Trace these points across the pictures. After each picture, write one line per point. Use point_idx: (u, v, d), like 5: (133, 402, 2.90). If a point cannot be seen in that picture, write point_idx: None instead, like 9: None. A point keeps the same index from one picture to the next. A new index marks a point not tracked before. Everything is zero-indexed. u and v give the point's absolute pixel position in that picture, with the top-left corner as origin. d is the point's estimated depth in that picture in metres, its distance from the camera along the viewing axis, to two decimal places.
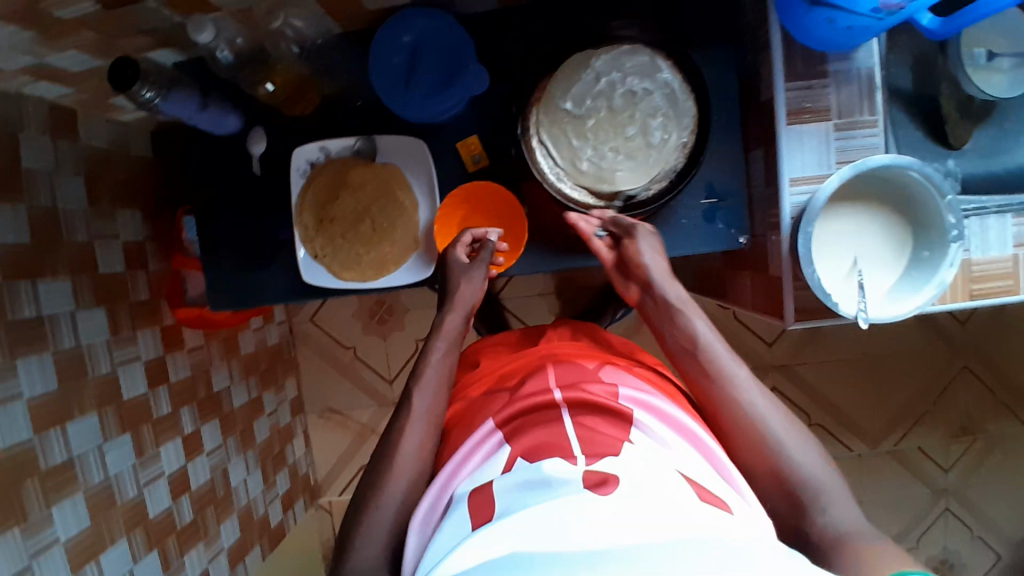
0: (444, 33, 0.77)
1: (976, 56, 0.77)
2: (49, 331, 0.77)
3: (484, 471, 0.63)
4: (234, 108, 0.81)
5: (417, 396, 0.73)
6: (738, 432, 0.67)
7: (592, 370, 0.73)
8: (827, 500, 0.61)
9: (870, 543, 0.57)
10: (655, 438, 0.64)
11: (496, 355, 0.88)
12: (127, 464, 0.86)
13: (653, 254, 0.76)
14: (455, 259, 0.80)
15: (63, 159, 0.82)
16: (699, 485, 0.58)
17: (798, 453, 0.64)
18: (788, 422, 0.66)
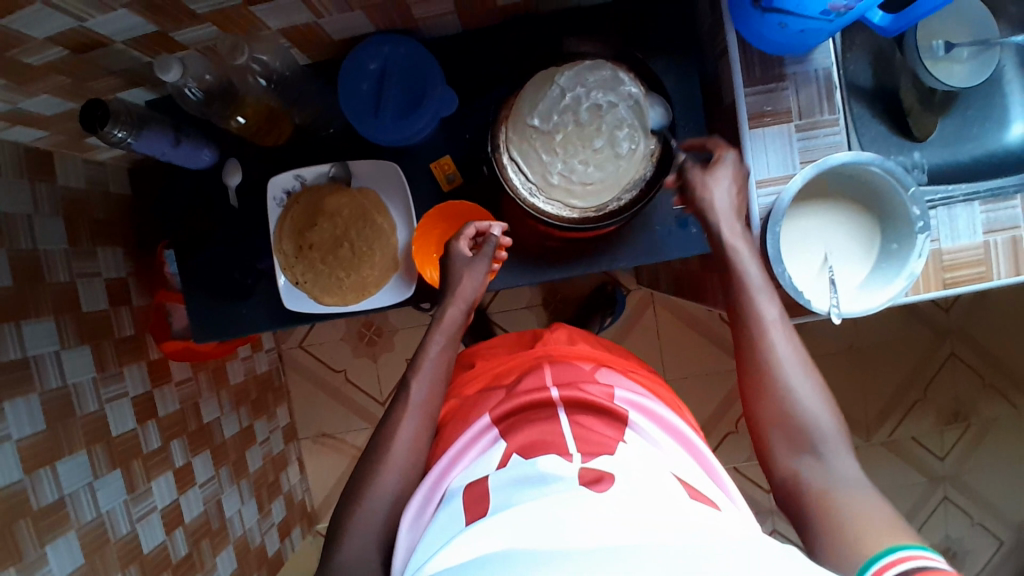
0: (411, 57, 0.79)
1: (934, 47, 0.79)
2: (34, 371, 0.77)
3: (478, 466, 0.65)
4: (208, 142, 0.83)
5: (414, 385, 0.75)
6: (760, 376, 0.69)
7: (588, 372, 0.77)
8: (826, 451, 0.64)
9: (857, 494, 0.60)
10: (649, 439, 0.68)
11: (493, 354, 0.88)
12: (119, 499, 0.86)
13: (730, 187, 0.73)
14: (456, 251, 0.79)
15: (42, 202, 0.83)
16: (691, 487, 0.60)
17: (813, 401, 0.66)
18: (808, 372, 0.68)
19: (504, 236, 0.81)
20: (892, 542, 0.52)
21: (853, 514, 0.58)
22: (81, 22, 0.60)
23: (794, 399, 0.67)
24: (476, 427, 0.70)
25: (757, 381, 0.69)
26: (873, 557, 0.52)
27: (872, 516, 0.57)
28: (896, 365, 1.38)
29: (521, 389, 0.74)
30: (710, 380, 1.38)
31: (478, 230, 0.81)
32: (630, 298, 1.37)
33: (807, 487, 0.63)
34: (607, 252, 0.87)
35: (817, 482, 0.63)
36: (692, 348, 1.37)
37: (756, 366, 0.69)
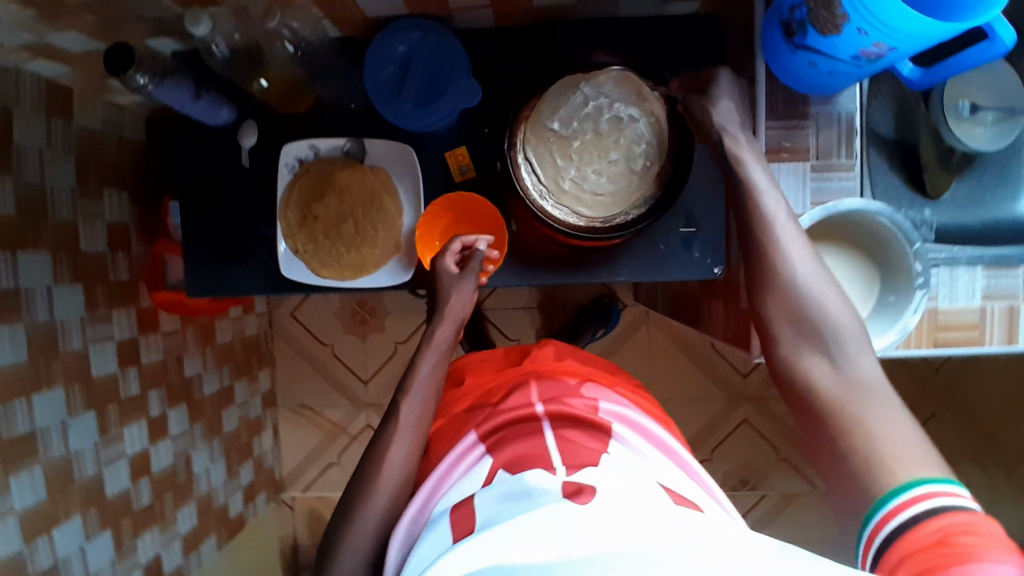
0: (439, 45, 0.79)
1: (959, 107, 0.80)
2: (24, 303, 0.77)
3: (465, 484, 0.66)
4: (228, 100, 0.83)
5: (406, 405, 0.74)
6: (780, 293, 0.66)
7: (573, 387, 0.79)
8: (841, 353, 0.63)
9: (871, 398, 0.60)
10: (634, 450, 0.69)
11: (480, 371, 0.90)
12: (90, 441, 0.86)
13: (730, 104, 0.74)
14: (444, 268, 0.79)
15: (57, 136, 0.83)
16: (675, 492, 0.61)
17: (835, 313, 0.65)
18: (823, 276, 0.67)
19: (491, 250, 0.82)
20: (915, 477, 0.54)
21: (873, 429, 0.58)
22: None
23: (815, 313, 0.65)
24: (462, 445, 0.72)
25: (776, 298, 0.67)
26: (898, 489, 0.54)
27: (895, 433, 0.58)
28: None
29: (505, 405, 0.76)
30: (692, 406, 1.38)
31: (464, 244, 0.81)
32: (625, 314, 1.37)
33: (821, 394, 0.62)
34: (606, 264, 0.87)
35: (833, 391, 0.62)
36: (679, 372, 1.38)
37: (775, 281, 0.67)
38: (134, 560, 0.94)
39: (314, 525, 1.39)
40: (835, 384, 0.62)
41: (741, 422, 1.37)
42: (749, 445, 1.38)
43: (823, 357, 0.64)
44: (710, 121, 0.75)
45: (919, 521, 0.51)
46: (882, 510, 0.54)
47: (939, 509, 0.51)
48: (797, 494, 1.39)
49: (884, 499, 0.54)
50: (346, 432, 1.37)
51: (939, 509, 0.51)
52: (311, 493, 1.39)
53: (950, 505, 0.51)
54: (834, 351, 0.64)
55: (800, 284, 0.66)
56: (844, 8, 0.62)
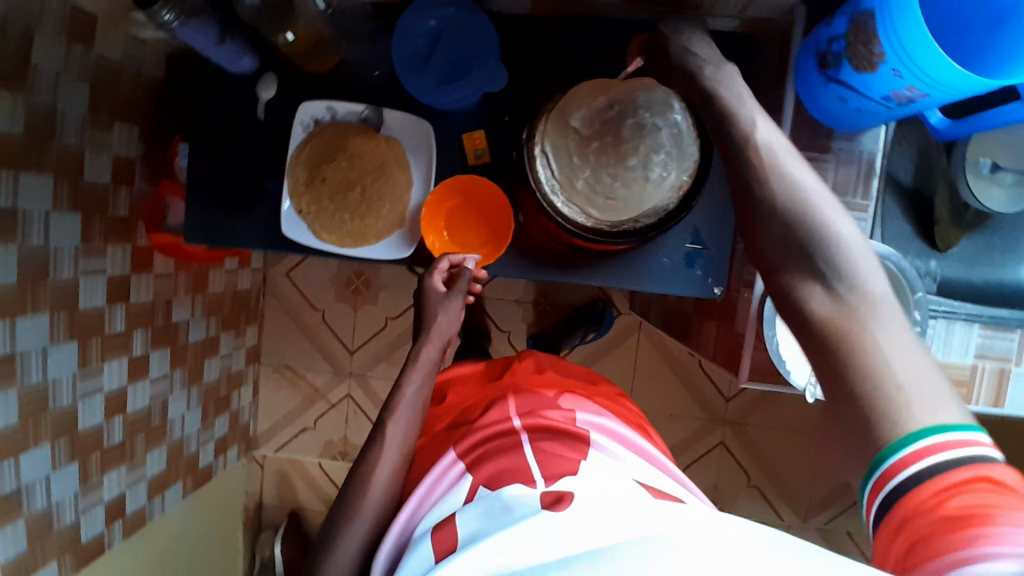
0: (470, 26, 0.77)
1: (981, 164, 0.79)
2: (20, 225, 0.77)
3: (446, 501, 0.67)
4: (251, 49, 0.81)
5: (390, 425, 0.74)
6: (770, 211, 0.52)
7: (551, 399, 0.80)
8: (851, 276, 0.48)
9: (885, 331, 0.46)
10: (611, 456, 0.71)
11: (462, 389, 0.91)
12: (68, 371, 0.86)
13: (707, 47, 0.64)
14: (431, 287, 0.80)
15: (74, 61, 0.81)
16: (653, 488, 0.65)
17: (846, 235, 0.50)
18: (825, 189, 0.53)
19: (478, 267, 0.83)
20: (935, 423, 0.43)
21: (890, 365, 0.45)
22: None
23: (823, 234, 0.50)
24: (443, 463, 0.73)
25: (766, 221, 0.52)
26: (916, 433, 0.43)
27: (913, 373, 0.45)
28: None
29: (483, 421, 0.77)
30: (671, 421, 1.38)
31: (451, 262, 0.82)
32: (618, 321, 1.36)
33: (822, 327, 0.48)
34: (607, 272, 0.86)
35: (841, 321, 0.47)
36: (663, 386, 1.37)
37: (767, 200, 0.53)
38: (98, 495, 0.94)
39: (281, 486, 1.39)
40: (845, 311, 0.47)
41: (716, 444, 1.38)
42: (721, 468, 1.39)
43: (825, 283, 0.49)
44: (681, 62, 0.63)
45: (925, 480, 0.42)
46: (879, 470, 0.44)
47: (951, 459, 0.42)
48: (762, 522, 1.39)
49: (887, 454, 0.43)
50: (325, 398, 1.37)
51: (950, 460, 0.42)
52: (282, 454, 1.39)
53: (964, 452, 0.42)
54: (845, 273, 0.48)
55: (800, 201, 0.52)
56: (883, 47, 0.61)
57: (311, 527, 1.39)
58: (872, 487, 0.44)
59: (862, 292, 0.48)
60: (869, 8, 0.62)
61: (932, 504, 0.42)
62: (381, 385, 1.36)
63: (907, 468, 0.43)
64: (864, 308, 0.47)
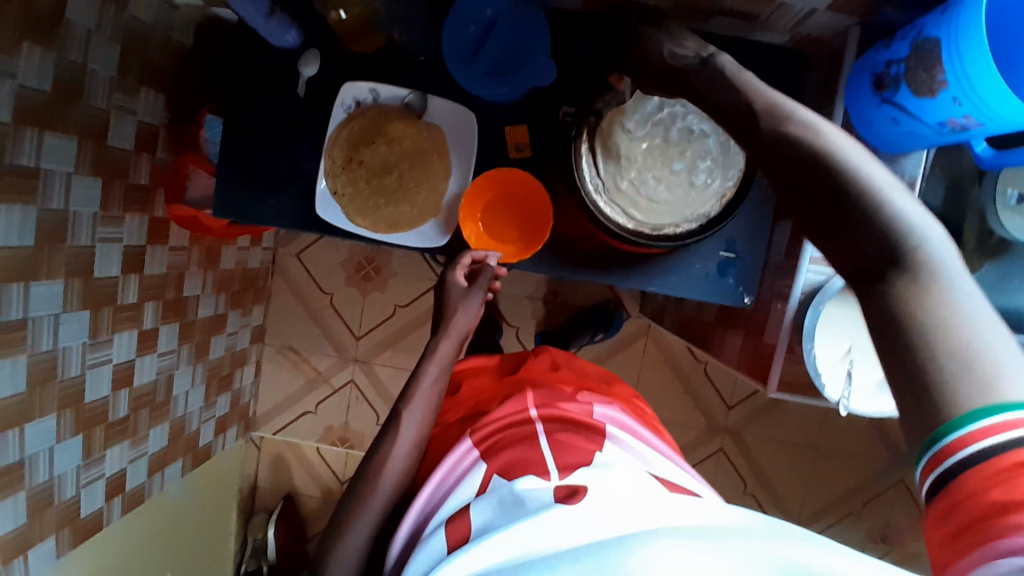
0: (526, 18, 0.76)
1: (1008, 196, 0.80)
2: (42, 186, 0.73)
3: (460, 490, 0.65)
4: (297, 25, 0.79)
5: (405, 420, 0.72)
6: (798, 187, 0.46)
7: (569, 394, 0.79)
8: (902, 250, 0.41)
9: (942, 314, 0.38)
10: (631, 451, 0.70)
11: (474, 381, 0.88)
12: (78, 341, 0.83)
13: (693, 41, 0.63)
14: (452, 282, 0.81)
15: (107, 20, 0.78)
16: (669, 483, 0.65)
17: (893, 196, 0.43)
18: (867, 158, 0.46)
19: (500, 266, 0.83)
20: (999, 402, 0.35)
21: (950, 330, 0.38)
22: None
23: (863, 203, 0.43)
24: (458, 452, 0.70)
25: (799, 196, 0.46)
26: (980, 411, 0.35)
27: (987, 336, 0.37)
28: (846, 473, 1.41)
29: (498, 413, 0.74)
30: (673, 426, 1.39)
31: (473, 258, 0.83)
32: (627, 324, 1.37)
33: (877, 310, 0.41)
34: (638, 272, 0.86)
35: (889, 292, 0.41)
36: (666, 390, 1.39)
37: (800, 179, 0.46)
38: (99, 470, 0.90)
39: (276, 469, 1.38)
40: (895, 283, 0.40)
41: (716, 450, 1.39)
42: (719, 474, 1.40)
43: (876, 265, 0.42)
44: (678, 63, 0.61)
45: (976, 465, 0.35)
46: (932, 448, 0.37)
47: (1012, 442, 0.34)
48: None
49: (937, 437, 0.36)
50: (328, 383, 1.35)
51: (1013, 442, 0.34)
52: (280, 437, 1.37)
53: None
54: (900, 249, 0.41)
55: (837, 175, 0.45)
56: (945, 74, 0.62)
57: (304, 513, 1.36)
58: (924, 465, 0.38)
59: (922, 269, 0.40)
60: (933, 34, 0.63)
61: (978, 493, 0.35)
62: (385, 373, 1.34)
63: (954, 455, 0.36)
64: (925, 287, 0.39)
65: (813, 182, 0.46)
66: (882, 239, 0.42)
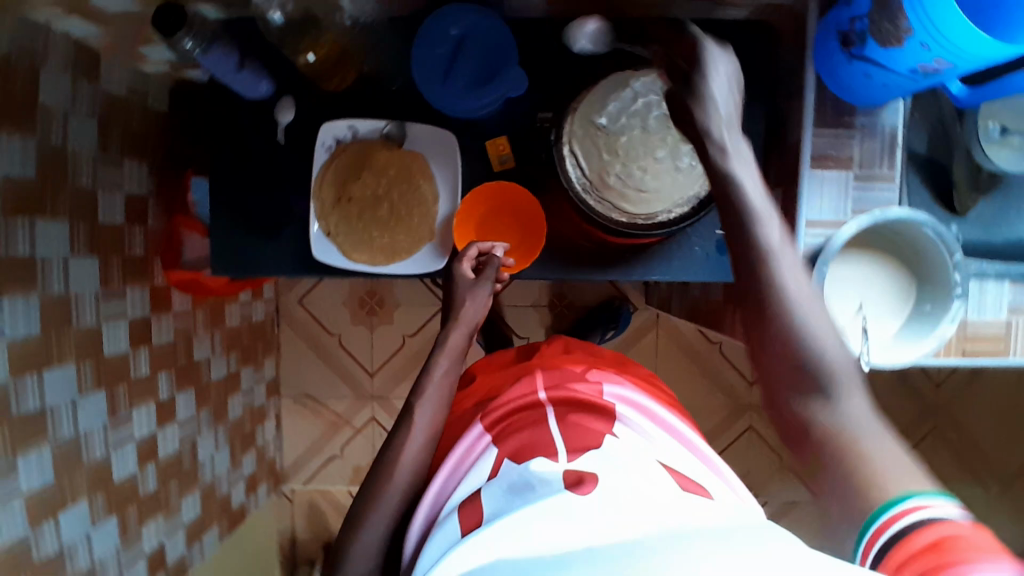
0: (490, 32, 0.77)
1: (989, 129, 0.80)
2: (40, 273, 0.73)
3: (470, 476, 0.61)
4: (267, 74, 0.80)
5: (419, 410, 0.71)
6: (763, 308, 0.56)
7: (578, 373, 0.73)
8: (835, 387, 0.53)
9: (860, 443, 0.51)
10: (640, 432, 0.64)
11: (486, 370, 0.85)
12: (99, 422, 0.82)
13: (725, 82, 0.61)
14: (460, 274, 0.80)
15: (80, 99, 0.79)
16: (678, 475, 0.57)
17: (826, 337, 0.54)
18: (811, 295, 0.56)
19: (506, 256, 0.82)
20: (903, 502, 0.47)
21: (867, 457, 0.50)
22: None
23: (796, 332, 0.54)
24: (470, 437, 0.67)
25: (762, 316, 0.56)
26: (888, 508, 0.47)
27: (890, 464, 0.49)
28: None
29: (504, 397, 0.71)
30: (699, 411, 1.38)
31: (480, 250, 0.81)
32: (636, 317, 1.37)
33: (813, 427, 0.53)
34: (639, 263, 0.86)
35: (821, 416, 0.53)
36: (686, 376, 1.38)
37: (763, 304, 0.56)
38: (137, 548, 0.90)
39: (312, 518, 1.37)
40: (827, 410, 0.52)
41: (746, 429, 1.38)
42: (753, 452, 1.40)
43: (816, 395, 0.53)
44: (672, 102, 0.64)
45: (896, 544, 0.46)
46: (866, 535, 0.48)
47: (912, 523, 0.46)
48: (799, 502, 1.40)
49: (866, 526, 0.48)
50: (350, 424, 1.34)
51: (914, 524, 0.46)
52: (311, 486, 1.36)
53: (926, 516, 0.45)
54: (832, 384, 0.53)
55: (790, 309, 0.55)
56: (910, 23, 0.62)
57: None
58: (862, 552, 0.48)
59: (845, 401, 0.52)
60: None
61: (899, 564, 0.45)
62: None
63: (879, 538, 0.47)
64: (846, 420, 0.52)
65: (774, 309, 0.55)
66: (819, 371, 0.53)
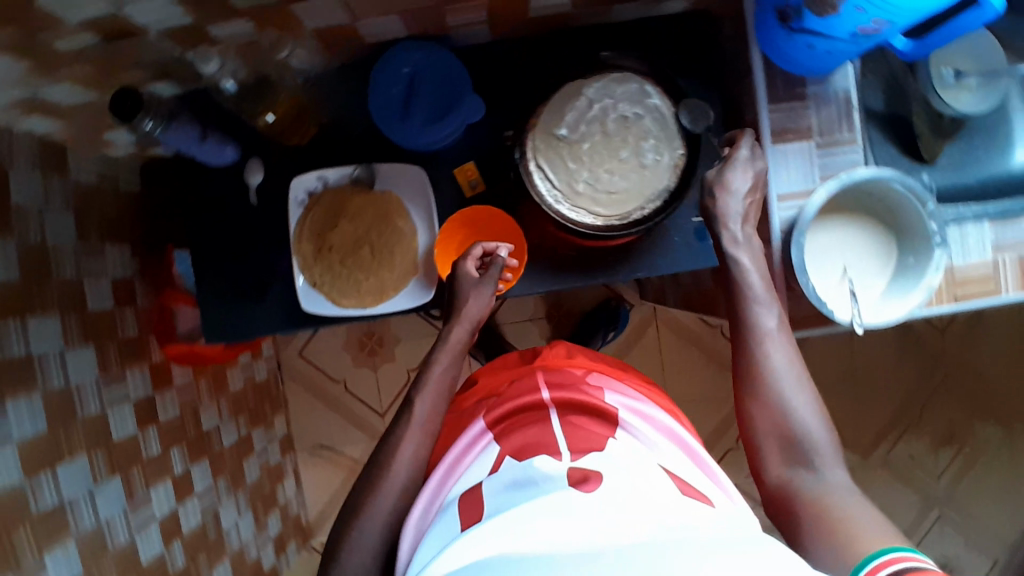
0: (440, 63, 0.80)
1: (945, 75, 0.80)
2: (38, 371, 0.74)
3: (473, 469, 0.63)
4: (231, 139, 0.82)
5: (417, 402, 0.72)
6: (763, 386, 0.70)
7: (579, 376, 0.72)
8: (818, 459, 0.66)
9: (842, 504, 0.62)
10: (642, 440, 0.64)
11: (488, 371, 0.82)
12: (118, 507, 0.82)
13: (743, 189, 0.75)
14: (463, 272, 0.78)
15: (53, 194, 0.80)
16: (682, 481, 0.57)
17: (811, 420, 0.68)
18: (800, 378, 0.70)
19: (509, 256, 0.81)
20: (880, 547, 0.55)
21: (843, 516, 0.61)
22: (117, 9, 0.60)
23: (782, 408, 0.69)
24: (471, 432, 0.68)
25: (760, 394, 0.70)
26: (860, 559, 0.55)
27: (863, 519, 0.60)
28: (891, 386, 1.40)
29: (509, 395, 0.71)
30: (711, 397, 1.38)
31: (484, 250, 0.80)
32: (633, 314, 1.38)
33: (801, 493, 0.65)
34: (623, 264, 0.87)
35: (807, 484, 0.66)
36: (692, 364, 1.38)
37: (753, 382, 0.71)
38: None
39: None
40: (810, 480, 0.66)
41: None
42: None
43: (805, 467, 0.67)
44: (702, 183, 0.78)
45: None
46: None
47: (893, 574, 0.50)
48: None
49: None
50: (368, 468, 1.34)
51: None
52: None
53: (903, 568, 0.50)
54: (815, 457, 0.67)
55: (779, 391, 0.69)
56: None
57: None
58: None
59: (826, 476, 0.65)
60: None
61: None
62: None
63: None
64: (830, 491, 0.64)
65: (770, 389, 0.70)
66: (804, 445, 0.67)
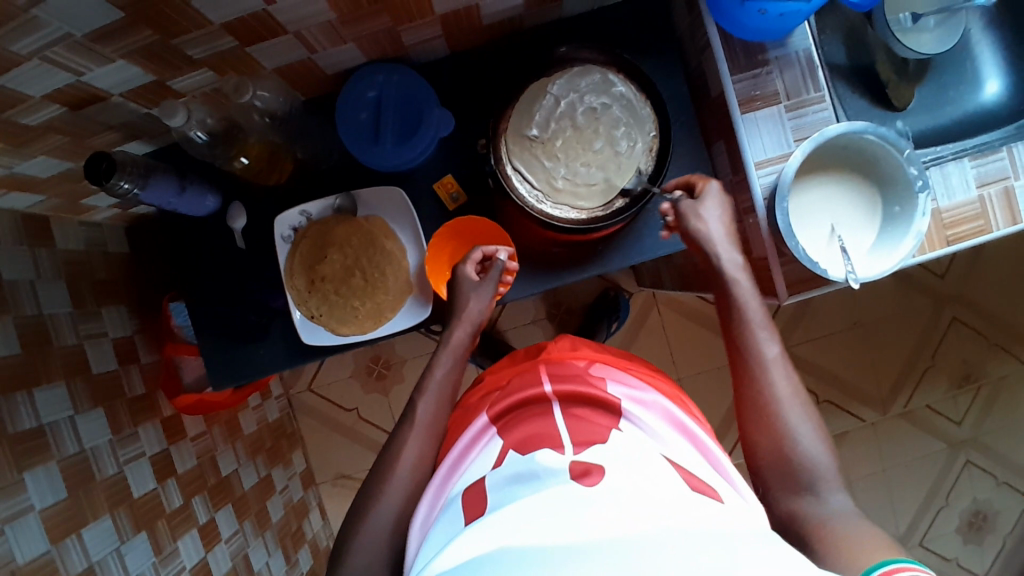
0: (405, 83, 0.81)
1: (902, 20, 0.81)
2: (51, 440, 0.75)
3: (479, 462, 0.63)
4: (210, 188, 0.83)
5: (421, 403, 0.74)
6: (761, 407, 0.68)
7: (581, 368, 0.72)
8: (822, 486, 0.62)
9: (846, 531, 0.57)
10: (644, 428, 0.64)
11: (495, 367, 0.82)
12: (147, 562, 0.82)
13: (718, 216, 0.75)
14: (463, 275, 0.79)
15: (44, 266, 0.81)
16: (686, 472, 0.57)
17: (813, 447, 0.65)
18: (802, 404, 0.67)
19: (510, 259, 0.81)
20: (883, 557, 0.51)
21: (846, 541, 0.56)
22: (79, 76, 0.62)
23: (782, 430, 0.66)
24: (475, 425, 0.68)
25: (760, 416, 0.68)
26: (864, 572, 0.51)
27: (867, 539, 0.55)
28: (900, 336, 1.39)
29: (511, 389, 0.71)
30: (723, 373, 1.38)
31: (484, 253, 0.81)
32: (633, 300, 1.38)
33: (805, 520, 0.61)
34: (614, 252, 0.87)
35: (812, 510, 0.61)
36: (700, 343, 1.38)
37: (754, 406, 0.69)
38: None
39: None
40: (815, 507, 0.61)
41: None
42: None
43: (811, 493, 0.62)
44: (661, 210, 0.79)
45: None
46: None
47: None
48: (847, 431, 1.40)
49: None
50: None
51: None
52: None
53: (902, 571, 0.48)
54: (819, 483, 0.63)
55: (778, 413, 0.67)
56: None
57: None
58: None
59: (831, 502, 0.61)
60: None
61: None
62: None
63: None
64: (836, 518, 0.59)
65: (769, 409, 0.67)
66: (808, 471, 0.63)
